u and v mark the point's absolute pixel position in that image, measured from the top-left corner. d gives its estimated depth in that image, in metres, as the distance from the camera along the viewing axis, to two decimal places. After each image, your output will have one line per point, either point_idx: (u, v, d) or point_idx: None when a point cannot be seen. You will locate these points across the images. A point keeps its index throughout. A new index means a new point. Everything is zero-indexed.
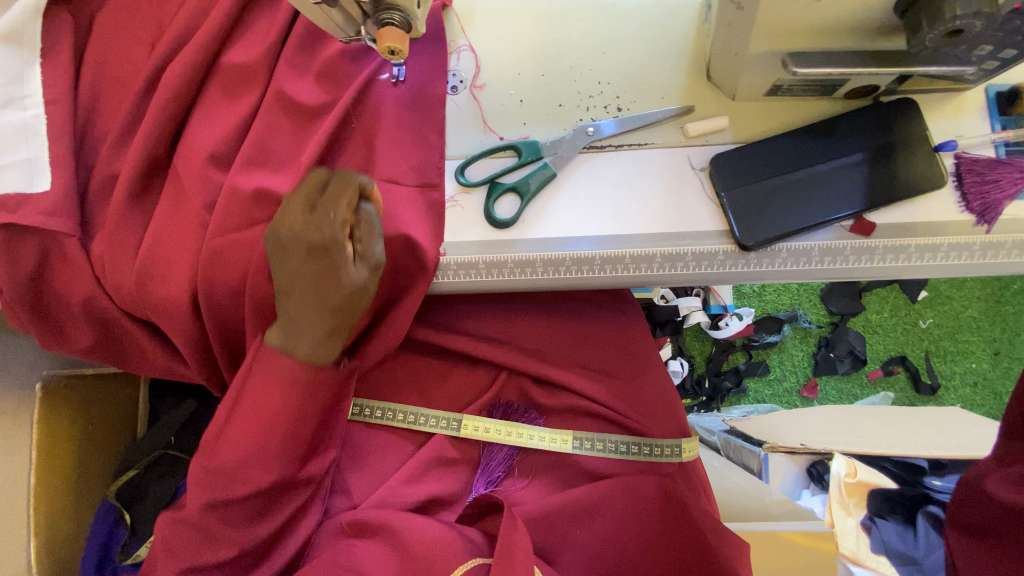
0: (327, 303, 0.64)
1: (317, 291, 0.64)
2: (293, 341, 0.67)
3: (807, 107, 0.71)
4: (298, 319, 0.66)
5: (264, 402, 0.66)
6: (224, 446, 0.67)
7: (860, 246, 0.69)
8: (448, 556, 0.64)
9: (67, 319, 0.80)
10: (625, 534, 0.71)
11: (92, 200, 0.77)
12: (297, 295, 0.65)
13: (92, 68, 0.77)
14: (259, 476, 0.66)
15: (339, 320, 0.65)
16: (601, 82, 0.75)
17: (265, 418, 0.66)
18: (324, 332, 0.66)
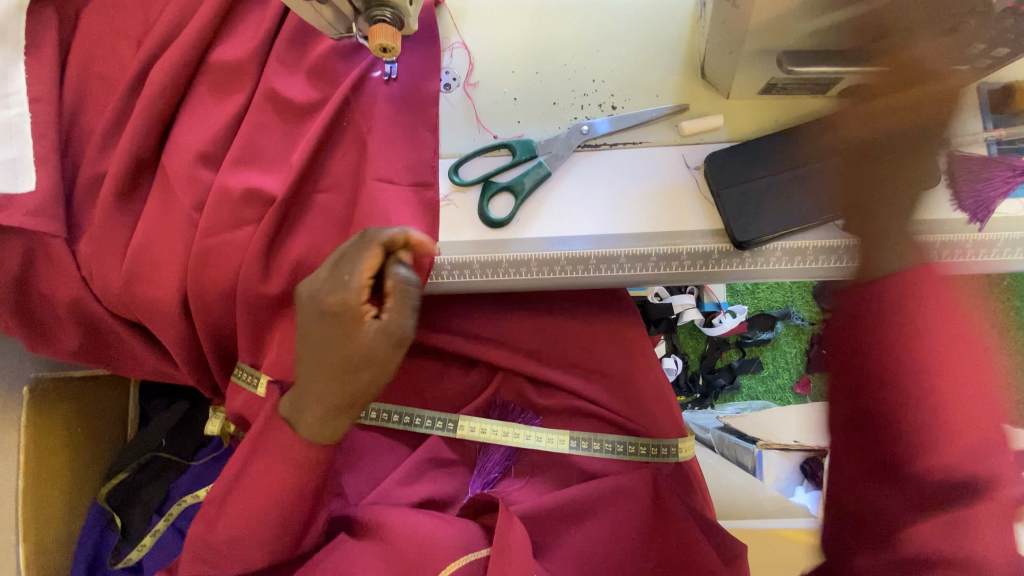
0: (334, 375, 0.58)
1: (325, 358, 0.58)
2: (301, 415, 0.63)
3: (801, 105, 0.71)
4: (308, 388, 0.61)
5: (261, 480, 0.65)
6: (223, 518, 0.67)
7: (854, 244, 0.69)
8: (439, 554, 0.64)
9: (54, 321, 0.78)
10: (614, 535, 0.71)
11: (79, 201, 0.76)
12: (310, 363, 0.60)
13: (77, 66, 0.76)
14: (253, 540, 0.65)
15: (344, 394, 0.59)
16: (595, 80, 0.75)
17: (259, 498, 0.65)
18: (331, 407, 0.60)
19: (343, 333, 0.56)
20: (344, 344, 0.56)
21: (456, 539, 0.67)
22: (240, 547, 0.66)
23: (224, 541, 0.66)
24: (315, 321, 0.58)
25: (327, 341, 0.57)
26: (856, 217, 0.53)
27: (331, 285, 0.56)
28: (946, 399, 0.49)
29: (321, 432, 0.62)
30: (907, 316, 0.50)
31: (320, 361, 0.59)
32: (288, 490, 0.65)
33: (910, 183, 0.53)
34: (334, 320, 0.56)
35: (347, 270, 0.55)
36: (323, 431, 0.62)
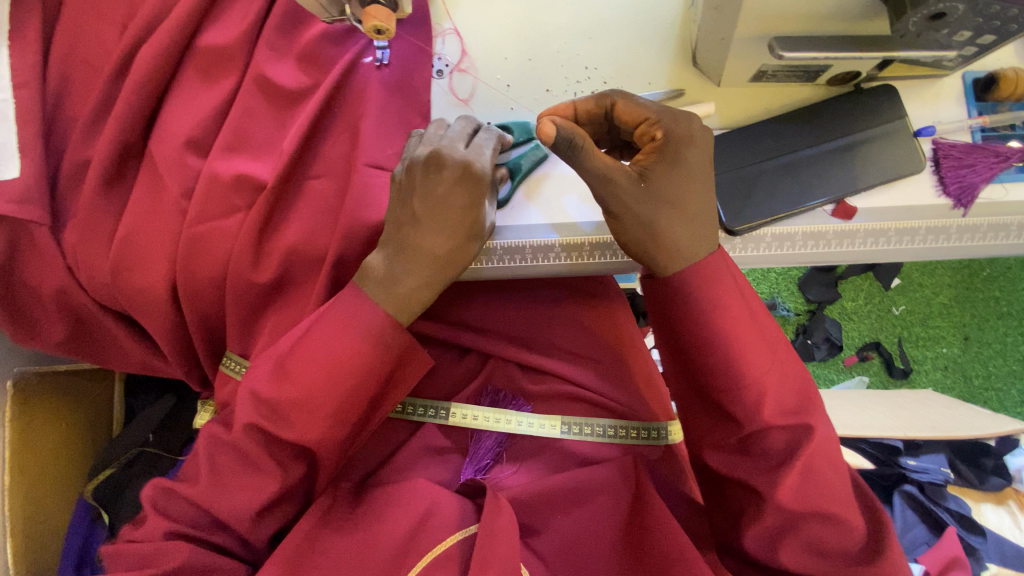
0: (457, 240, 0.63)
1: (450, 224, 0.62)
2: (399, 279, 0.62)
3: (790, 93, 0.72)
4: (420, 248, 0.62)
5: (341, 342, 0.61)
6: (289, 377, 0.61)
7: (843, 230, 0.70)
8: (439, 528, 0.65)
9: (40, 312, 0.77)
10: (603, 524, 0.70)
11: (63, 188, 0.74)
12: (429, 218, 0.62)
13: (61, 50, 0.74)
14: (317, 410, 0.61)
15: (456, 258, 0.63)
16: (588, 67, 0.75)
17: (332, 360, 0.61)
18: (432, 276, 0.63)
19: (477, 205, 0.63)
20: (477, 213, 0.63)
21: (452, 512, 0.66)
22: (302, 409, 0.61)
23: (285, 404, 0.61)
24: (452, 186, 0.62)
25: (462, 207, 0.62)
26: (656, 203, 0.60)
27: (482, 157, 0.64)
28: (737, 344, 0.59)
29: (404, 309, 0.62)
30: (723, 295, 0.60)
31: (446, 223, 0.62)
32: (367, 360, 0.61)
33: (694, 175, 0.60)
34: (476, 184, 0.62)
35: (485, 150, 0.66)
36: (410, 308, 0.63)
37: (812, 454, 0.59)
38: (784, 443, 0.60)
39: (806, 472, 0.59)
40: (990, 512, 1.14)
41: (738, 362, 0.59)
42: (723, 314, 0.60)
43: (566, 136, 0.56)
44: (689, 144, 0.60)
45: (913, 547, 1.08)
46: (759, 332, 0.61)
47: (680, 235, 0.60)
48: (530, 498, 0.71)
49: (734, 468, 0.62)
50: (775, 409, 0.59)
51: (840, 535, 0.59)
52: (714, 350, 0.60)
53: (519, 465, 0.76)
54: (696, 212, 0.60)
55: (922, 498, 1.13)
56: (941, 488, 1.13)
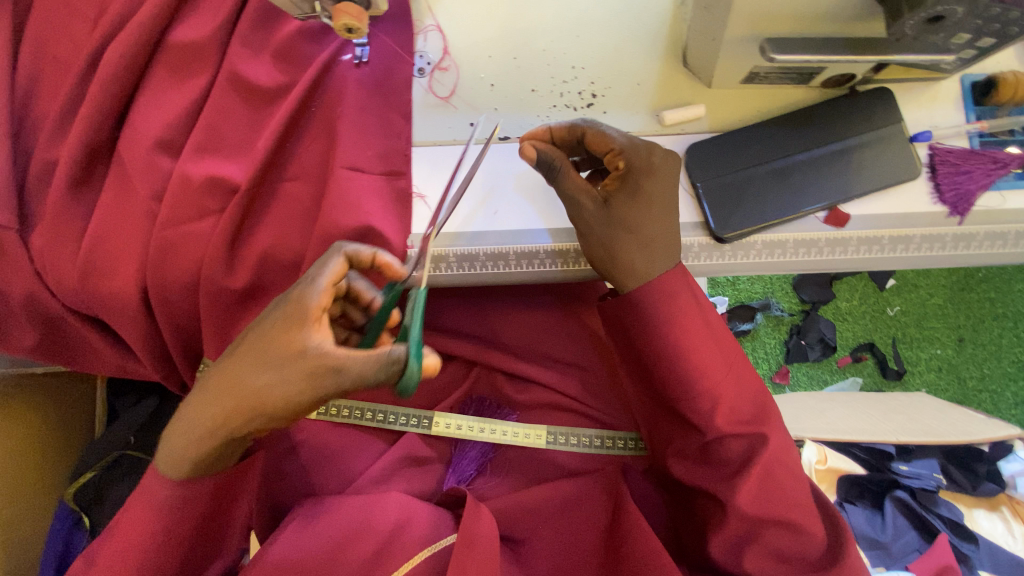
0: (239, 381, 0.53)
1: (244, 360, 0.53)
2: (185, 409, 0.56)
3: (783, 94, 0.69)
4: (216, 381, 0.55)
5: (145, 512, 0.58)
6: (98, 556, 0.59)
7: (835, 237, 0.68)
8: (409, 540, 0.64)
9: (7, 315, 0.74)
10: (578, 537, 0.69)
11: (31, 189, 0.71)
12: (238, 349, 0.55)
13: (28, 45, 0.71)
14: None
15: (242, 396, 0.53)
16: (575, 67, 0.72)
17: (140, 528, 0.58)
18: (217, 416, 0.54)
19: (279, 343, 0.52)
20: (283, 353, 0.52)
21: (421, 527, 0.65)
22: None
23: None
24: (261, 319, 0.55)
25: (258, 343, 0.53)
26: (614, 229, 0.61)
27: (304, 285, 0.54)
28: (690, 351, 0.59)
29: (184, 449, 0.56)
30: (677, 304, 0.60)
31: (240, 357, 0.54)
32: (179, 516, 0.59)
33: (655, 205, 0.60)
34: (286, 312, 0.53)
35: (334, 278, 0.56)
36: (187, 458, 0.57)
37: (769, 461, 0.59)
38: (740, 451, 0.59)
39: (763, 478, 0.59)
40: (983, 518, 1.14)
41: (688, 368, 0.59)
42: (679, 323, 0.60)
43: (546, 160, 0.61)
44: (649, 176, 0.61)
45: (906, 555, 1.08)
46: (713, 345, 0.61)
47: (637, 258, 0.60)
48: (510, 509, 0.70)
49: (697, 478, 0.62)
50: (728, 417, 0.60)
51: (797, 541, 0.59)
52: (667, 359, 0.60)
53: (503, 475, 0.75)
54: (654, 237, 0.60)
55: (915, 506, 1.12)
56: (932, 494, 1.13)
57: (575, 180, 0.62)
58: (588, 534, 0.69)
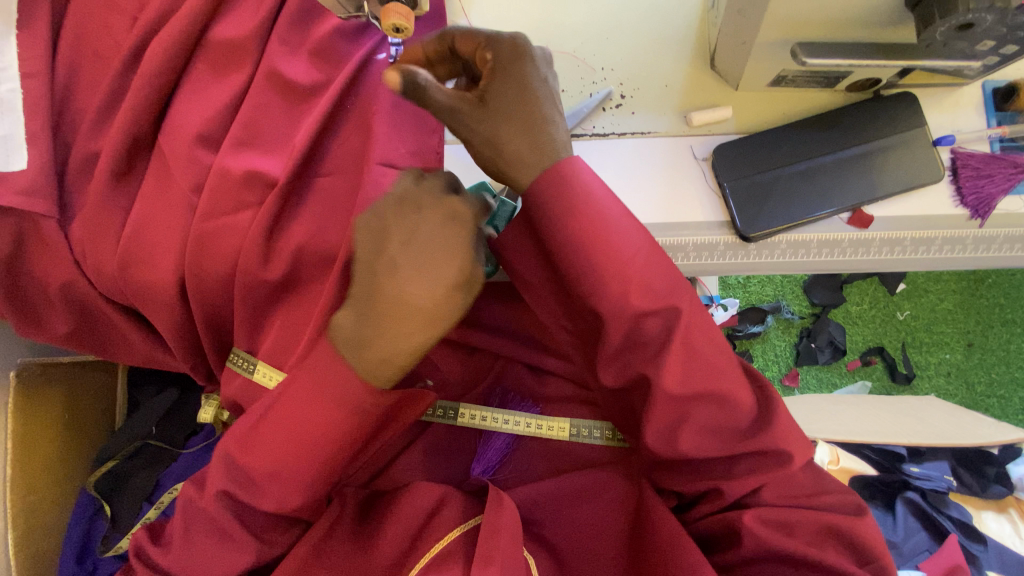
0: (445, 272, 0.54)
1: (426, 265, 0.54)
2: (379, 336, 0.55)
3: (810, 97, 0.71)
4: (401, 295, 0.54)
5: (310, 407, 0.59)
6: (261, 447, 0.60)
7: (858, 238, 0.70)
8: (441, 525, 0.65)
9: (45, 304, 0.76)
10: (603, 523, 0.70)
11: (71, 181, 0.73)
12: (414, 264, 0.54)
13: (71, 41, 0.73)
14: (283, 477, 0.60)
15: (443, 302, 0.54)
16: (604, 68, 0.74)
17: (308, 424, 0.59)
18: (414, 326, 0.54)
19: (458, 240, 0.55)
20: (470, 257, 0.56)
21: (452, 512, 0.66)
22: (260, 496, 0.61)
23: (261, 475, 0.60)
24: (422, 231, 0.55)
25: (443, 244, 0.55)
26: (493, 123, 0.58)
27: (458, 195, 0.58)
28: (586, 227, 0.57)
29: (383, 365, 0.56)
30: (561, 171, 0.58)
31: (425, 271, 0.54)
32: (344, 426, 0.58)
33: (532, 90, 0.58)
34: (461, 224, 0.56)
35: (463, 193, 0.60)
36: (395, 361, 0.56)
37: (685, 332, 0.58)
38: (659, 328, 0.58)
39: (686, 350, 0.58)
40: (991, 520, 1.15)
41: (592, 246, 0.56)
42: (562, 188, 0.57)
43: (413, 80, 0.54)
44: (518, 60, 0.58)
45: (916, 555, 1.08)
46: (619, 221, 0.57)
47: (522, 149, 0.58)
48: (536, 498, 0.72)
49: (629, 367, 0.60)
50: (641, 294, 0.57)
51: (727, 414, 0.60)
52: (571, 245, 0.57)
53: (526, 466, 0.76)
54: (539, 125, 0.58)
55: (926, 507, 1.13)
56: (943, 495, 1.14)
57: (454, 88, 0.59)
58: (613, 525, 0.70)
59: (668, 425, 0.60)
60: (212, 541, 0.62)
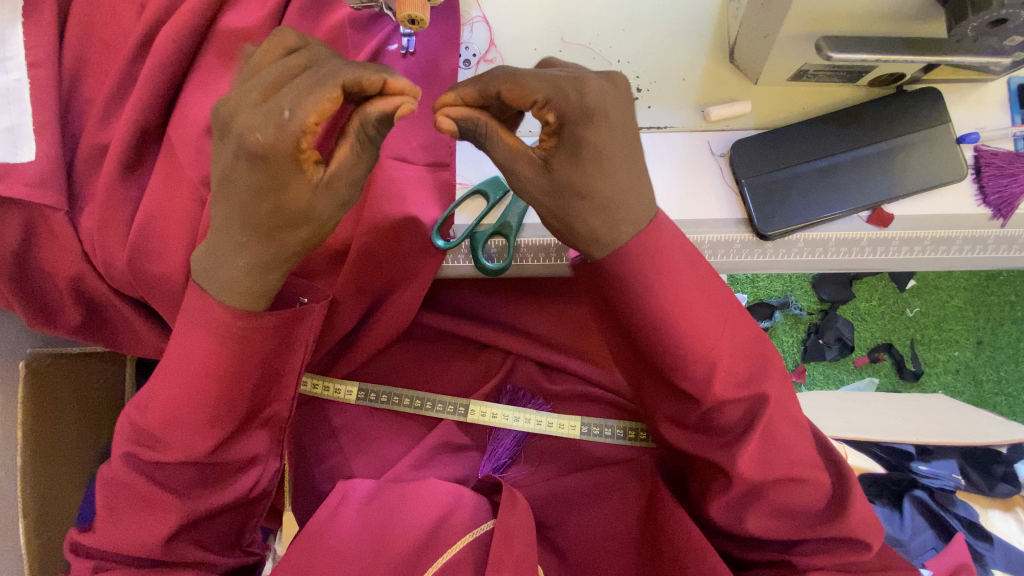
0: (264, 223, 0.51)
1: (257, 203, 0.49)
2: (216, 263, 0.54)
3: (830, 92, 0.70)
4: (227, 229, 0.52)
5: (189, 345, 0.57)
6: (151, 404, 0.59)
7: (877, 237, 0.68)
8: (453, 527, 0.65)
9: (54, 296, 0.75)
10: (617, 526, 0.70)
11: (80, 172, 0.72)
12: (233, 201, 0.50)
13: (78, 29, 0.72)
14: (183, 427, 0.58)
15: (268, 247, 0.52)
16: (620, 61, 0.73)
17: (188, 365, 0.57)
18: (241, 264, 0.53)
19: (288, 177, 0.48)
20: (286, 203, 0.49)
21: (466, 513, 0.67)
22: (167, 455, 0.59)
23: (157, 428, 0.58)
24: (236, 158, 0.47)
25: (263, 180, 0.48)
26: (564, 197, 0.52)
27: (277, 112, 0.45)
28: (684, 321, 0.54)
29: (230, 294, 0.55)
30: (659, 258, 0.53)
31: (243, 215, 0.50)
32: (227, 353, 0.56)
33: (605, 154, 0.50)
34: (265, 164, 0.47)
35: (288, 110, 0.44)
36: (240, 290, 0.55)
37: (767, 419, 0.58)
38: (739, 415, 0.58)
39: (765, 436, 0.58)
40: (997, 519, 1.14)
41: (686, 341, 0.54)
42: (667, 278, 0.53)
43: (473, 125, 0.52)
44: (586, 126, 0.49)
45: (924, 554, 1.07)
46: (707, 297, 0.55)
47: (597, 227, 0.52)
48: (550, 495, 0.73)
49: (693, 446, 0.61)
50: (728, 383, 0.56)
51: (800, 491, 0.60)
52: (664, 340, 0.54)
53: (536, 464, 0.76)
54: (615, 199, 0.52)
55: (932, 505, 1.12)
56: (951, 494, 1.13)
57: (513, 137, 0.53)
58: (623, 523, 0.70)
59: (736, 500, 0.61)
60: (147, 508, 0.61)
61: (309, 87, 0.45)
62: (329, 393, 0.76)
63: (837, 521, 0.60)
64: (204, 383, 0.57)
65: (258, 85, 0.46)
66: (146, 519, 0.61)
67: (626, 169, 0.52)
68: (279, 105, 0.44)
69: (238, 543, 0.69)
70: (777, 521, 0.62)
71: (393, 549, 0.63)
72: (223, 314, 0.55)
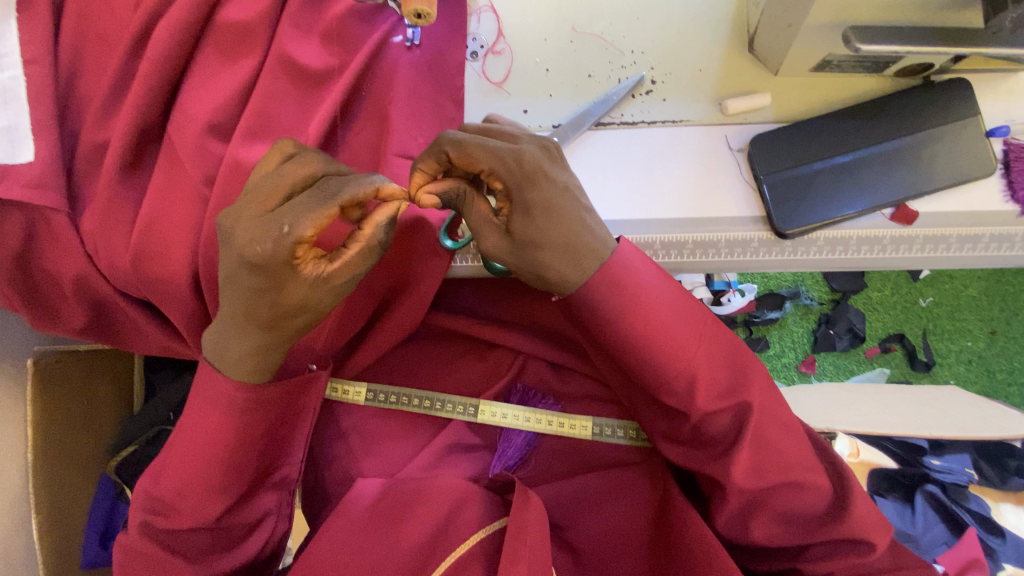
0: (265, 314, 0.52)
1: (260, 302, 0.51)
2: (229, 350, 0.56)
3: (853, 82, 0.67)
4: (231, 323, 0.54)
5: (204, 412, 0.58)
6: (168, 471, 0.60)
7: (900, 235, 0.66)
8: (459, 527, 0.65)
9: (59, 296, 0.74)
10: (629, 532, 0.69)
11: (79, 171, 0.70)
12: (237, 299, 0.52)
13: (74, 24, 0.70)
14: (200, 490, 0.59)
15: (276, 333, 0.54)
16: (634, 51, 0.70)
17: (203, 432, 0.59)
18: (252, 347, 0.55)
19: (287, 276, 0.50)
20: (286, 297, 0.51)
21: (475, 509, 0.66)
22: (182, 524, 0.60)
23: (174, 494, 0.60)
24: (240, 264, 0.50)
25: (266, 280, 0.50)
26: (525, 252, 0.54)
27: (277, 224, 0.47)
28: (665, 344, 0.55)
29: (250, 371, 0.57)
30: (628, 285, 0.54)
31: (249, 308, 0.52)
32: (240, 418, 0.58)
33: (555, 209, 0.53)
34: (267, 269, 0.49)
35: (289, 221, 0.48)
36: (249, 365, 0.56)
37: (760, 419, 0.58)
38: (728, 425, 0.57)
39: (761, 436, 0.58)
40: (1009, 513, 1.12)
41: (664, 360, 0.55)
42: (638, 305, 0.55)
43: (447, 195, 0.56)
44: (533, 185, 0.53)
45: (936, 548, 1.06)
46: (682, 318, 0.56)
47: (563, 270, 0.53)
48: (560, 500, 0.71)
49: (694, 456, 0.61)
50: (710, 396, 0.56)
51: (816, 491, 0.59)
52: (653, 363, 0.55)
53: (548, 464, 0.75)
54: (573, 240, 0.53)
55: (945, 500, 1.11)
56: (964, 489, 1.12)
57: (479, 213, 0.56)
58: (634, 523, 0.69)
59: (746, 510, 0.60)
60: (162, 568, 0.60)
61: (306, 203, 0.48)
62: (339, 394, 0.76)
63: (857, 528, 0.59)
64: (217, 449, 0.58)
65: (256, 201, 0.50)
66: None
67: (577, 212, 0.54)
68: (278, 218, 0.48)
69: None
70: (792, 525, 0.61)
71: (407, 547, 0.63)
72: (230, 388, 0.57)
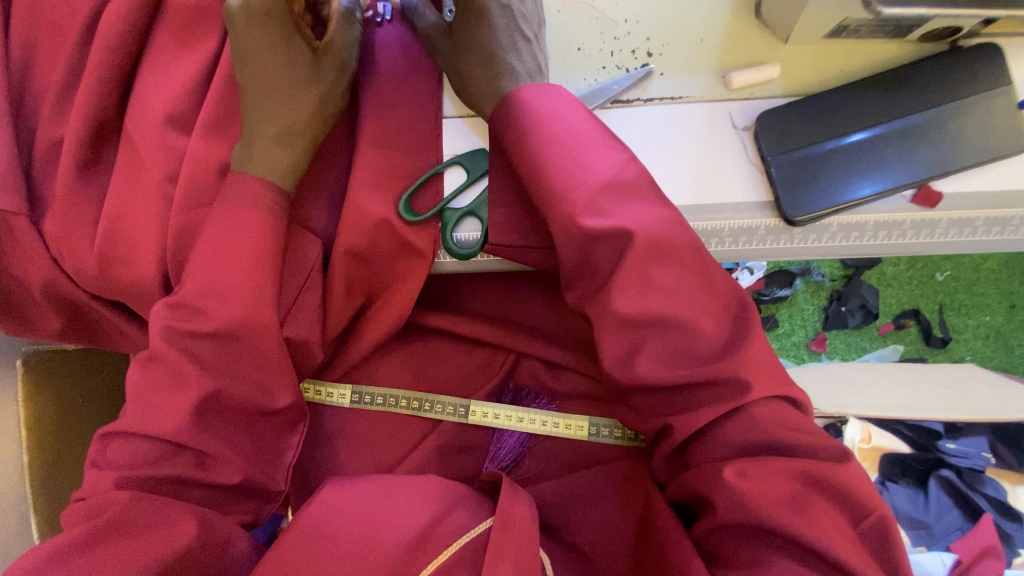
0: (283, 87, 0.62)
1: (275, 71, 0.62)
2: (252, 147, 0.61)
3: (871, 50, 0.61)
4: (252, 116, 0.62)
5: (235, 226, 0.60)
6: (194, 269, 0.60)
7: (921, 219, 0.60)
8: (443, 534, 0.60)
9: (30, 302, 0.71)
10: (615, 530, 0.65)
11: (37, 172, 0.66)
12: (258, 80, 0.61)
13: (20, 13, 0.65)
14: (223, 290, 0.59)
15: (296, 116, 0.63)
16: (628, 20, 0.64)
17: (235, 239, 0.60)
18: (279, 134, 0.62)
19: (294, 41, 0.63)
20: (297, 65, 0.63)
21: (462, 513, 0.62)
22: (201, 321, 0.58)
23: (193, 294, 0.59)
24: (254, 30, 0.60)
25: (279, 43, 0.61)
26: (462, 54, 0.62)
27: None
28: (564, 165, 0.56)
29: (280, 173, 0.62)
30: (539, 108, 0.58)
31: (272, 87, 0.62)
32: (253, 245, 0.60)
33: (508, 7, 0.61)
34: (281, 31, 0.61)
35: None
36: (281, 167, 0.62)
37: (758, 422, 0.54)
38: (715, 346, 0.55)
39: (760, 446, 0.54)
40: None
41: (558, 182, 0.56)
42: (540, 129, 0.57)
43: None
44: None
45: (949, 536, 1.04)
46: (601, 162, 0.57)
47: (486, 79, 0.61)
48: (551, 498, 0.69)
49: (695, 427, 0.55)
50: (592, 215, 0.55)
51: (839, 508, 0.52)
52: (548, 189, 0.56)
53: (541, 466, 0.72)
54: (494, 51, 0.61)
55: (960, 485, 1.07)
56: (980, 474, 1.08)
57: (427, 18, 0.65)
58: (623, 526, 0.65)
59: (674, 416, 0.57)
60: (159, 428, 0.57)
61: None
62: (322, 398, 0.73)
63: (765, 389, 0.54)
64: (246, 260, 0.59)
65: None
66: (170, 400, 0.58)
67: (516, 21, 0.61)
68: None
69: (254, 494, 0.63)
70: (748, 431, 0.54)
71: (378, 546, 0.57)
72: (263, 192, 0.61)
